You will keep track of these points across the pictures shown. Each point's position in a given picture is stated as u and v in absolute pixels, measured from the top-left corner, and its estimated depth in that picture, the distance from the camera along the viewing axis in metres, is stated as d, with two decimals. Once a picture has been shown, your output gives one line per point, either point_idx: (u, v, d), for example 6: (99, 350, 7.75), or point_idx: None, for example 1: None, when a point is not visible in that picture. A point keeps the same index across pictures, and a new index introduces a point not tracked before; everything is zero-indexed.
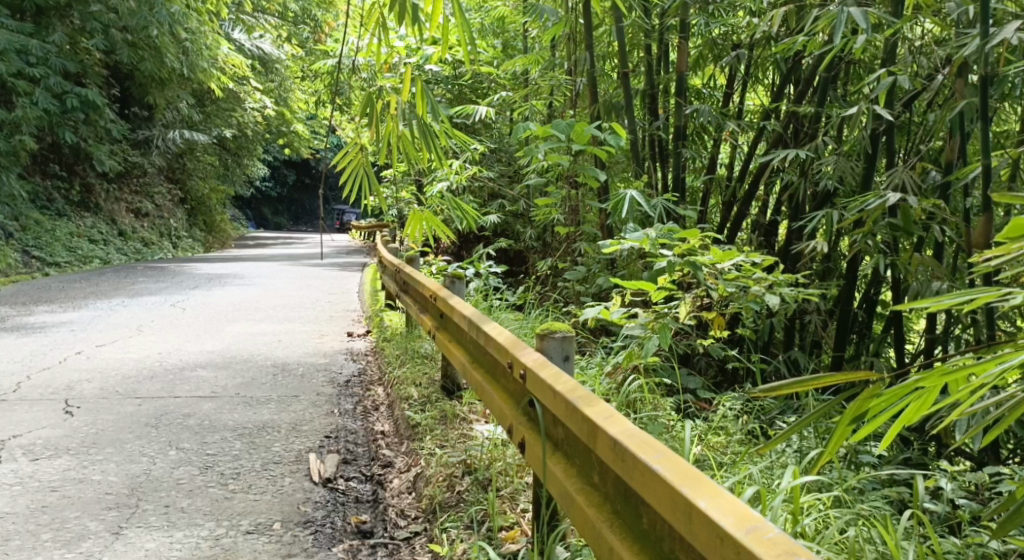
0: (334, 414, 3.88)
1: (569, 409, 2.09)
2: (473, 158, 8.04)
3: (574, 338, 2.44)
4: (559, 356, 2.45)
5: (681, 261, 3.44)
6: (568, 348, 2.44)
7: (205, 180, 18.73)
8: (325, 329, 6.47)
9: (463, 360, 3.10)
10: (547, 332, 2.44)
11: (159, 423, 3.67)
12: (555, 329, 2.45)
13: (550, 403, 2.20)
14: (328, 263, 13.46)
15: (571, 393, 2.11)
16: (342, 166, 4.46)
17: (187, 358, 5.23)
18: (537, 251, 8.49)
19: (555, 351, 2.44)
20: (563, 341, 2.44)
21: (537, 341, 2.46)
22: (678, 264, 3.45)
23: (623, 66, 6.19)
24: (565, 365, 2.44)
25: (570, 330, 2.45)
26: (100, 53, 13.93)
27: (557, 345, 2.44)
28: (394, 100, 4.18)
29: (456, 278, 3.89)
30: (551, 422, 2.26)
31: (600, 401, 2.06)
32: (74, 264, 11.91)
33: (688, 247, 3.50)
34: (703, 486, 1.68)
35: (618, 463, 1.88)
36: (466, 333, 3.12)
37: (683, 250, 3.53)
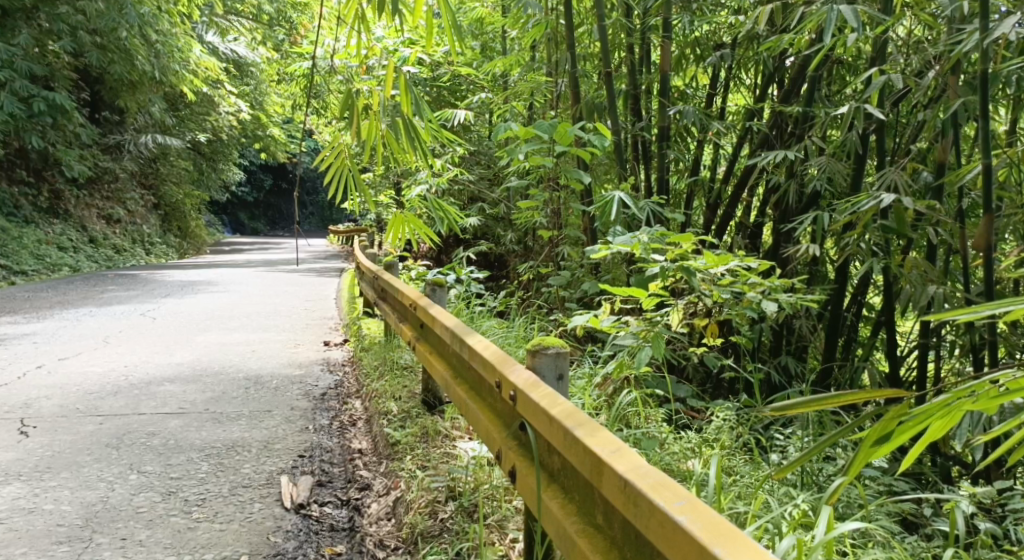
0: (308, 431, 3.68)
1: (568, 440, 1.92)
2: (452, 161, 7.86)
3: (568, 354, 2.26)
4: (551, 373, 2.27)
5: (674, 266, 3.27)
6: (562, 366, 2.26)
7: (179, 185, 18.39)
8: (300, 338, 6.25)
9: (445, 374, 2.91)
10: (539, 349, 2.26)
11: (121, 444, 3.45)
12: (548, 345, 2.27)
13: (545, 430, 2.02)
14: (305, 269, 13.20)
15: (570, 421, 1.94)
16: (323, 167, 4.26)
17: (154, 371, 5.00)
18: (519, 256, 8.31)
19: (548, 367, 2.26)
20: (557, 358, 2.26)
21: (527, 358, 2.27)
22: (671, 270, 3.28)
23: (606, 65, 6.03)
24: (558, 384, 2.26)
25: (564, 346, 2.27)
26: (68, 56, 13.58)
27: (549, 362, 2.26)
28: (375, 97, 3.97)
29: (437, 286, 3.70)
30: (545, 451, 2.08)
31: (604, 432, 1.89)
32: (42, 272, 11.57)
33: (680, 252, 3.34)
34: (735, 542, 1.53)
35: (629, 507, 1.71)
36: (448, 347, 2.93)
37: (675, 255, 3.37)
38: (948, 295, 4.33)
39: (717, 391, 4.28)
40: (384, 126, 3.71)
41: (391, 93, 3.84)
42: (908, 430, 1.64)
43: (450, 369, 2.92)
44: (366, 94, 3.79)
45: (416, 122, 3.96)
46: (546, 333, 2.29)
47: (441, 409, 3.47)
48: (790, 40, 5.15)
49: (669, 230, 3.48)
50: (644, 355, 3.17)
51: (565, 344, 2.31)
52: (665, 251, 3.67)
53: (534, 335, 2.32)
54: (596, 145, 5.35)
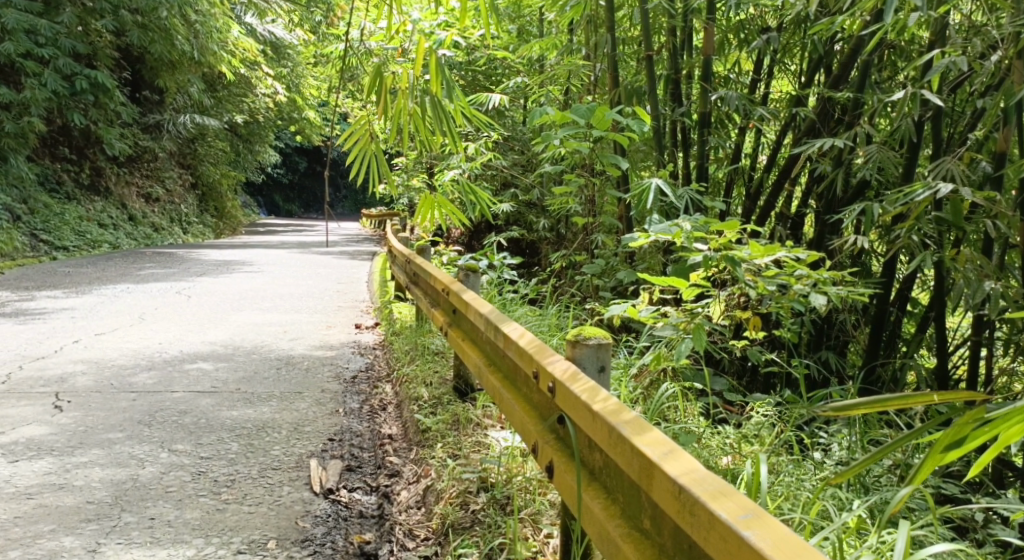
0: (338, 414, 3.64)
1: (614, 438, 1.84)
2: (487, 145, 7.78)
3: (610, 346, 2.19)
4: (592, 364, 2.19)
5: (720, 256, 3.17)
6: (604, 358, 2.19)
7: (216, 166, 18.52)
8: (332, 320, 6.23)
9: (478, 362, 2.85)
10: (581, 339, 2.19)
11: (152, 421, 3.43)
12: (590, 335, 2.20)
13: (587, 426, 1.95)
14: (337, 251, 13.23)
15: (616, 418, 1.85)
16: (347, 146, 4.21)
17: (187, 349, 4.99)
18: (551, 243, 8.23)
19: (589, 358, 2.19)
20: (598, 348, 2.19)
21: (567, 348, 2.21)
22: (717, 259, 3.18)
23: (647, 49, 5.89)
24: (599, 376, 2.20)
25: (606, 337, 2.19)
26: (110, 35, 13.69)
27: (590, 352, 2.19)
28: (404, 76, 3.89)
29: (471, 270, 3.63)
30: (587, 447, 2.01)
31: (652, 431, 1.80)
32: (82, 248, 11.70)
33: (727, 241, 3.23)
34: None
35: (681, 513, 1.63)
36: (482, 333, 2.86)
37: (721, 244, 3.27)
38: (1003, 292, 4.18)
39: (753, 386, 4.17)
40: (417, 107, 3.63)
41: (424, 72, 3.75)
42: (983, 437, 1.55)
43: (483, 356, 2.85)
44: (399, 72, 3.71)
45: (450, 102, 3.87)
46: (586, 323, 2.22)
47: (473, 396, 3.41)
48: (840, 25, 4.99)
49: (713, 219, 3.39)
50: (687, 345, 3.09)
51: (607, 334, 2.23)
52: (708, 240, 3.58)
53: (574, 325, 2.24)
54: (636, 130, 5.23)
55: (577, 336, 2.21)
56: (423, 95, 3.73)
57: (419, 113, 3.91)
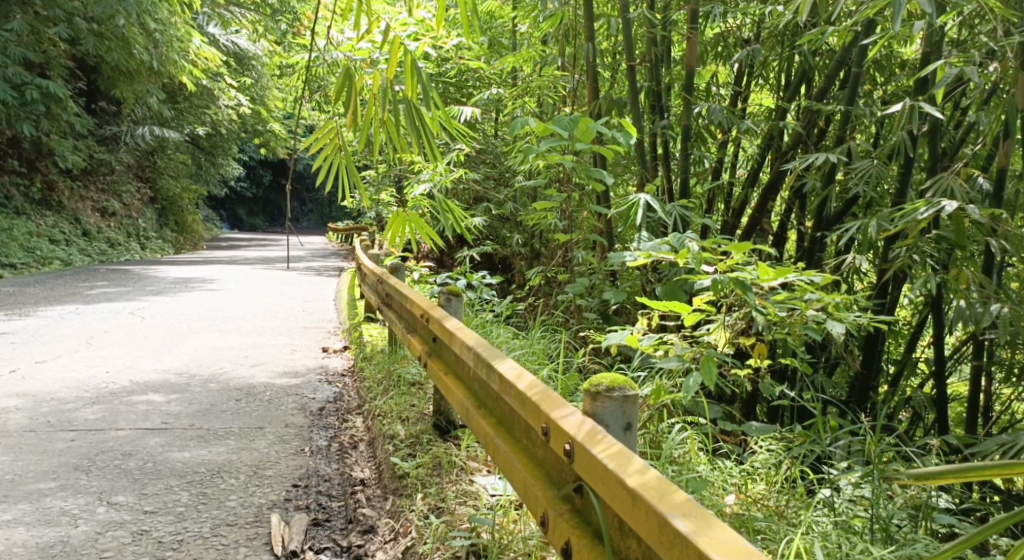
0: (304, 454, 3.29)
1: (668, 535, 1.56)
2: (459, 159, 7.47)
3: (637, 400, 1.94)
4: (617, 419, 1.93)
5: (729, 280, 2.84)
6: (629, 413, 1.94)
7: (177, 179, 17.98)
8: (297, 342, 5.86)
9: (463, 403, 2.54)
10: (603, 393, 1.93)
11: (92, 467, 3.07)
12: (613, 387, 1.93)
13: (625, 510, 1.67)
14: (303, 267, 12.80)
15: (674, 509, 1.57)
16: (311, 152, 3.81)
17: (137, 377, 4.61)
18: (527, 259, 7.92)
19: (613, 411, 1.93)
20: (624, 401, 1.93)
21: (587, 403, 1.94)
22: (725, 284, 2.85)
23: (629, 59, 5.63)
24: (626, 435, 1.94)
25: (632, 389, 1.93)
26: (64, 44, 13.13)
27: (615, 406, 1.93)
28: (376, 79, 3.51)
29: (453, 294, 3.29)
30: (621, 533, 1.73)
31: (719, 529, 1.53)
32: (32, 265, 11.17)
33: (734, 263, 2.91)
34: None
35: None
36: (469, 370, 2.55)
37: (727, 266, 2.95)
38: (1010, 314, 3.95)
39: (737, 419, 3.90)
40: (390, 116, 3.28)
41: (397, 76, 3.40)
42: None
43: (469, 394, 2.55)
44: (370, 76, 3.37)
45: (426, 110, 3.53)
46: (605, 371, 1.95)
47: (455, 435, 3.07)
48: (832, 34, 4.75)
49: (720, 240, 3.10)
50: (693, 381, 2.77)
51: (633, 383, 1.97)
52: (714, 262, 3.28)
53: (592, 373, 1.97)
54: (621, 142, 4.92)
55: (596, 387, 1.94)
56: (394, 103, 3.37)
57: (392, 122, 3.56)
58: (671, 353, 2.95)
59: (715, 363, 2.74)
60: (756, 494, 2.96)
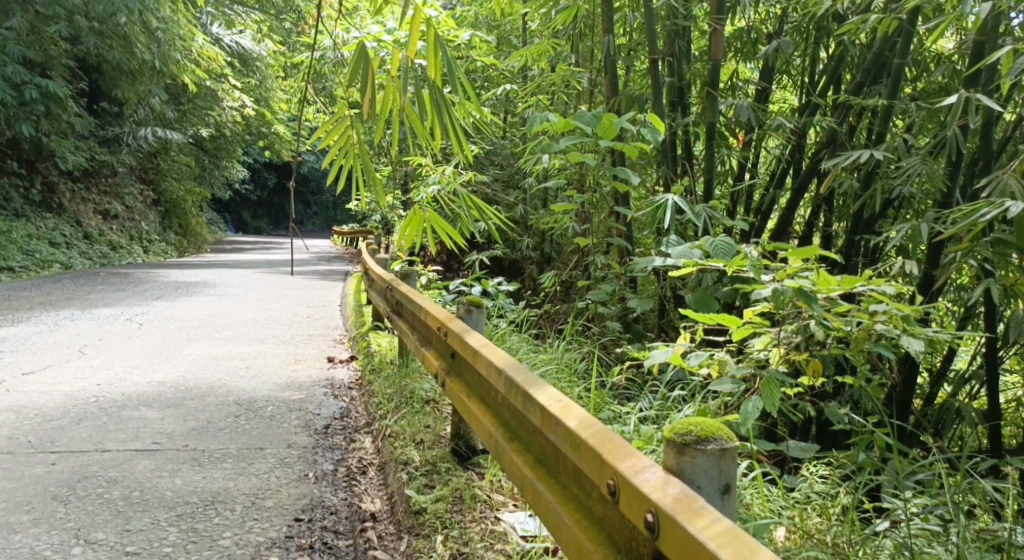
0: (307, 481, 2.98)
1: None
2: (467, 161, 7.17)
3: (736, 456, 1.61)
4: (712, 480, 1.61)
5: (791, 290, 2.53)
6: (727, 471, 1.62)
7: (180, 182, 17.70)
8: (302, 352, 5.54)
9: (494, 433, 2.26)
10: (693, 445, 1.60)
11: (71, 497, 2.77)
12: (705, 438, 1.61)
13: None
14: (307, 271, 12.52)
15: None
16: (320, 141, 3.41)
17: (130, 390, 4.30)
18: (538, 263, 7.59)
19: (707, 469, 1.61)
20: (721, 456, 1.61)
21: (675, 459, 1.63)
22: (786, 294, 2.53)
23: (652, 52, 5.30)
24: (723, 501, 1.61)
25: (729, 441, 1.60)
26: (66, 43, 12.85)
27: (710, 462, 1.61)
28: (395, 55, 2.96)
29: (473, 305, 2.94)
30: None
31: None
32: (31, 268, 10.88)
33: (793, 270, 2.62)
34: None
35: None
36: (501, 396, 2.26)
37: (784, 275, 2.66)
38: None
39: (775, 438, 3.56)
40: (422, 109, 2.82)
41: (421, 60, 2.91)
42: None
43: (498, 421, 2.29)
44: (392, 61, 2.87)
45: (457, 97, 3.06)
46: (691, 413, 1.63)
47: (476, 463, 2.76)
48: (874, 22, 4.40)
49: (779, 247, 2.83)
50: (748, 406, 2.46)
51: (731, 431, 1.64)
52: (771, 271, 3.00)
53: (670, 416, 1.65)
54: (648, 139, 4.58)
55: (682, 436, 1.63)
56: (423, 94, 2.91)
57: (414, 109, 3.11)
58: (724, 372, 2.65)
59: (775, 384, 2.44)
60: (813, 527, 2.61)
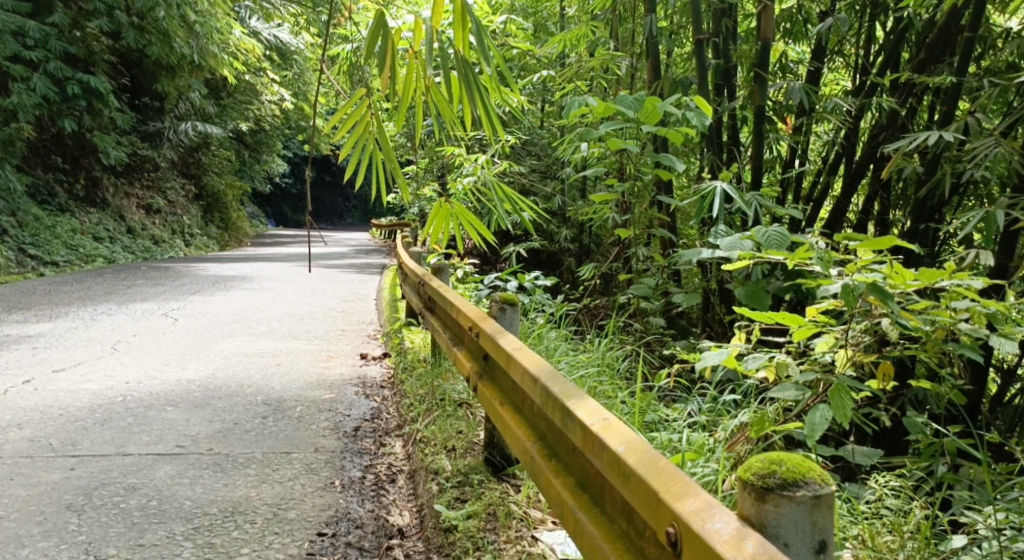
0: (333, 490, 2.81)
1: None
2: (503, 150, 6.96)
3: (829, 504, 1.47)
4: (803, 534, 1.46)
5: (865, 286, 2.30)
6: (818, 521, 1.47)
7: (220, 176, 17.76)
8: (335, 348, 5.40)
9: (530, 449, 2.07)
10: (778, 490, 1.46)
11: (86, 507, 2.65)
12: (792, 482, 1.46)
13: None
14: (346, 264, 12.44)
15: None
16: (342, 129, 3.19)
17: (158, 389, 4.17)
18: (576, 256, 7.36)
19: (796, 520, 1.46)
20: (814, 505, 1.46)
21: (756, 507, 1.48)
22: (860, 290, 2.31)
23: (697, 32, 5.02)
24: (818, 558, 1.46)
25: (822, 486, 1.46)
26: (108, 39, 12.87)
27: (800, 512, 1.46)
28: (419, 29, 2.73)
29: (506, 303, 2.74)
30: None
31: None
32: (74, 263, 10.92)
33: (865, 264, 2.39)
34: None
35: None
36: (538, 409, 2.07)
37: (855, 269, 2.43)
38: None
39: (833, 444, 3.30)
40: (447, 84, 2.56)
41: (446, 29, 2.67)
42: None
43: (533, 436, 2.11)
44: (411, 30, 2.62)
45: (487, 74, 2.80)
46: (774, 451, 1.48)
47: (512, 474, 2.57)
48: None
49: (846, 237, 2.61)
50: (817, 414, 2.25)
51: (821, 475, 1.49)
52: (834, 264, 2.77)
53: (745, 454, 1.50)
54: (694, 123, 4.30)
55: (763, 479, 1.48)
56: (449, 69, 2.65)
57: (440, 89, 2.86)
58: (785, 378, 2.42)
59: (846, 390, 2.21)
60: (882, 545, 2.39)
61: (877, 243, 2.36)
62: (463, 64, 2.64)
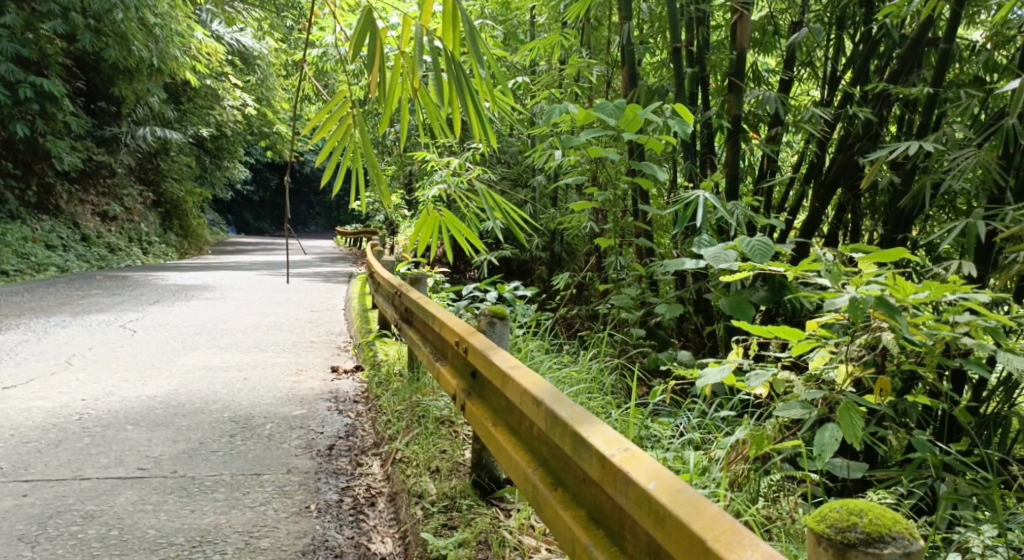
0: (309, 515, 2.66)
1: None
2: (474, 157, 6.83)
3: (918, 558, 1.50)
4: None
5: (872, 299, 2.19)
6: None
7: (180, 182, 17.38)
8: (303, 361, 5.21)
9: (533, 477, 1.94)
10: (861, 545, 1.49)
11: (40, 538, 2.47)
12: (876, 536, 1.50)
13: None
14: (310, 272, 12.18)
15: None
16: (319, 133, 3.05)
17: (117, 406, 3.97)
18: (548, 264, 7.24)
19: None
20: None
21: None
22: (867, 303, 2.20)
23: (675, 39, 4.95)
24: None
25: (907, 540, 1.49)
26: (62, 41, 12.49)
27: None
28: (406, 27, 2.60)
29: (495, 317, 2.62)
30: None
31: None
32: (26, 272, 10.55)
33: (871, 276, 2.29)
34: None
35: None
36: (544, 435, 1.94)
37: (861, 283, 2.33)
38: None
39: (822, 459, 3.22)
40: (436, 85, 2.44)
41: (435, 26, 2.55)
42: None
43: (536, 463, 1.98)
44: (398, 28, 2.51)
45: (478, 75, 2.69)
46: (854, 505, 1.53)
47: (500, 497, 2.46)
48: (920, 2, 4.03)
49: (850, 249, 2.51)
50: (825, 433, 2.19)
51: (907, 530, 1.53)
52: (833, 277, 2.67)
53: (824, 507, 1.52)
54: (675, 131, 4.21)
55: (843, 532, 1.51)
56: (439, 69, 2.53)
57: (428, 89, 2.75)
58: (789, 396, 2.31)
59: (856, 409, 2.17)
60: None
61: (886, 254, 2.28)
62: (453, 64, 2.52)
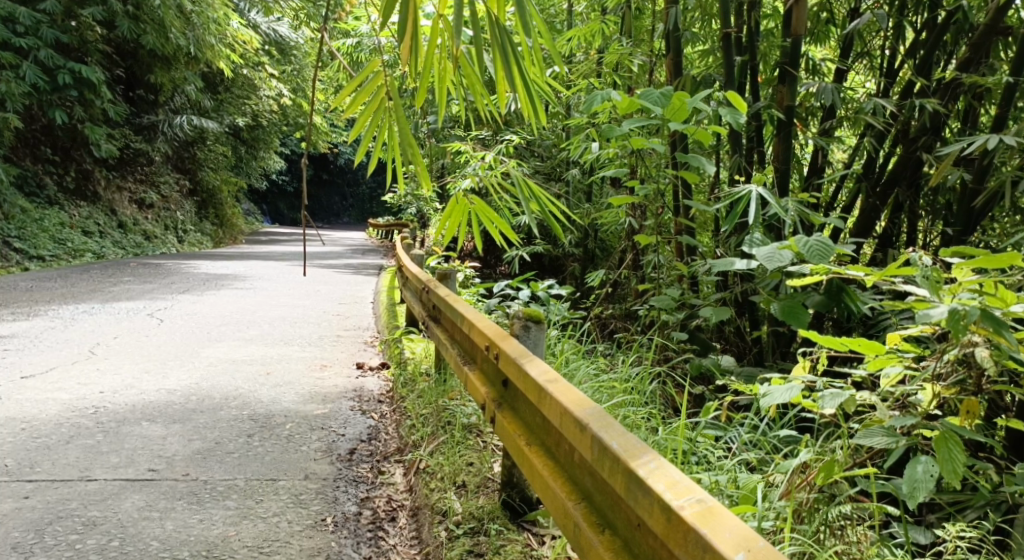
0: (323, 531, 2.45)
1: None
2: (509, 149, 6.59)
3: None
4: None
5: (978, 313, 1.92)
6: None
7: (216, 171, 17.37)
8: (328, 356, 5.02)
9: (576, 513, 1.72)
10: None
11: (36, 549, 2.31)
12: None
13: None
14: (342, 264, 12.06)
15: None
16: (353, 111, 2.81)
17: (133, 400, 3.80)
18: (581, 261, 6.98)
19: None
20: None
21: None
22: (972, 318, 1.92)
23: (726, 26, 4.66)
24: None
25: None
26: (101, 28, 12.45)
27: None
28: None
29: (531, 321, 2.39)
30: None
31: None
32: (61, 257, 10.53)
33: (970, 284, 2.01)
34: None
35: None
36: (591, 469, 1.71)
37: (956, 291, 2.05)
38: None
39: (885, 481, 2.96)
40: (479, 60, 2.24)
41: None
42: None
43: (578, 497, 1.75)
44: None
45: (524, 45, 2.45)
46: None
47: (533, 521, 2.26)
48: None
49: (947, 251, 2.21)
50: (917, 467, 2.04)
51: None
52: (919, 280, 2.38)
53: None
54: (727, 121, 3.94)
55: None
56: (484, 38, 2.28)
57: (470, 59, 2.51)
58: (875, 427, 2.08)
59: (954, 441, 1.98)
60: None
61: (991, 260, 2.00)
62: (499, 31, 2.27)
